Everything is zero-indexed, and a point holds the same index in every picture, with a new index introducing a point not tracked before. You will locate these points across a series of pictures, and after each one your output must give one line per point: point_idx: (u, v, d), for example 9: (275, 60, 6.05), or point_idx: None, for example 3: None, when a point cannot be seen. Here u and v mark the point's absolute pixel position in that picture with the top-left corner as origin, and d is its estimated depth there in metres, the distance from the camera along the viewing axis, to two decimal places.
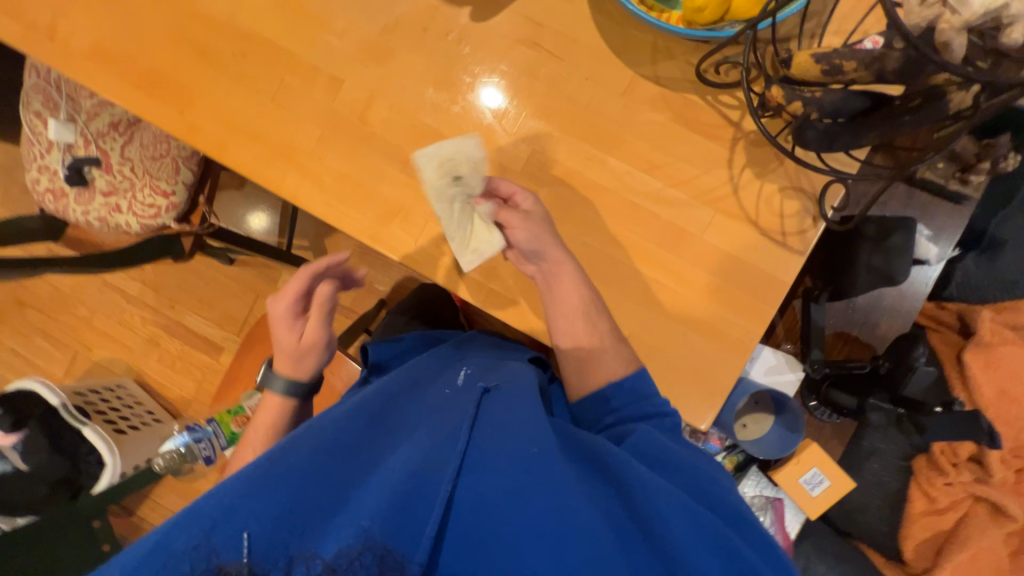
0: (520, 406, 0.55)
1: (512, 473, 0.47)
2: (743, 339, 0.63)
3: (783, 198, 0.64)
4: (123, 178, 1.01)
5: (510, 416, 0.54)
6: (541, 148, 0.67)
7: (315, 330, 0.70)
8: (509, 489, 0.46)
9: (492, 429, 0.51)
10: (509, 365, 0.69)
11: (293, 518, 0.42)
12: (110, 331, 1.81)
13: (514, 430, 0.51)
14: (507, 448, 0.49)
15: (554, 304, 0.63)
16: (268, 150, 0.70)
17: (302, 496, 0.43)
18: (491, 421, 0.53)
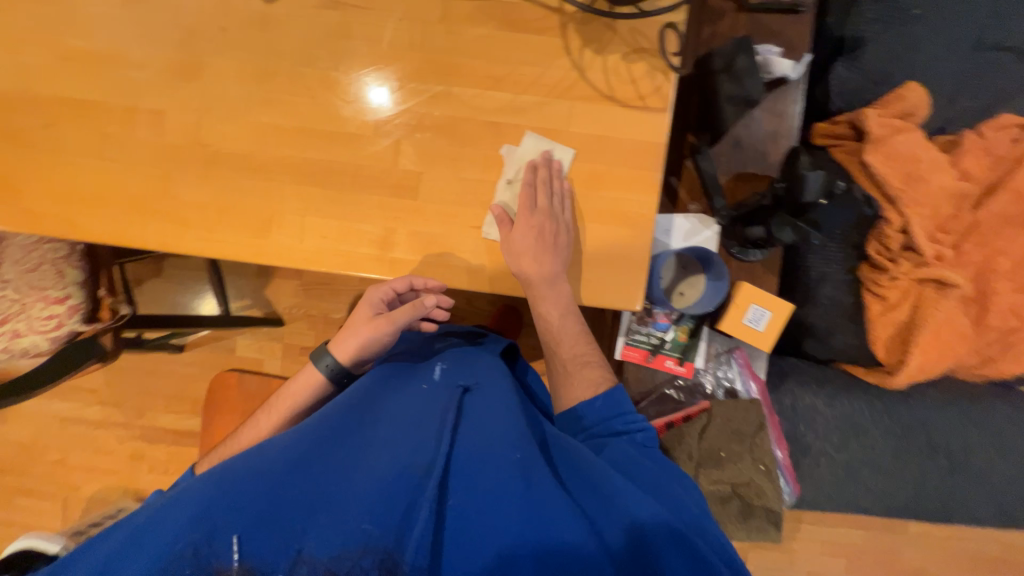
0: (499, 403, 0.59)
1: (496, 482, 0.49)
2: (641, 211, 0.64)
3: (628, 64, 0.64)
4: (10, 302, 0.95)
5: (498, 422, 0.55)
6: (385, 105, 0.65)
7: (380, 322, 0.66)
8: (491, 489, 0.48)
9: (473, 434, 0.53)
10: (483, 360, 0.70)
11: (284, 526, 0.44)
12: (90, 463, 1.74)
13: (499, 425, 0.55)
14: (490, 458, 0.51)
15: (564, 325, 0.69)
16: (119, 209, 0.66)
17: (284, 504, 0.46)
18: (476, 419, 0.56)
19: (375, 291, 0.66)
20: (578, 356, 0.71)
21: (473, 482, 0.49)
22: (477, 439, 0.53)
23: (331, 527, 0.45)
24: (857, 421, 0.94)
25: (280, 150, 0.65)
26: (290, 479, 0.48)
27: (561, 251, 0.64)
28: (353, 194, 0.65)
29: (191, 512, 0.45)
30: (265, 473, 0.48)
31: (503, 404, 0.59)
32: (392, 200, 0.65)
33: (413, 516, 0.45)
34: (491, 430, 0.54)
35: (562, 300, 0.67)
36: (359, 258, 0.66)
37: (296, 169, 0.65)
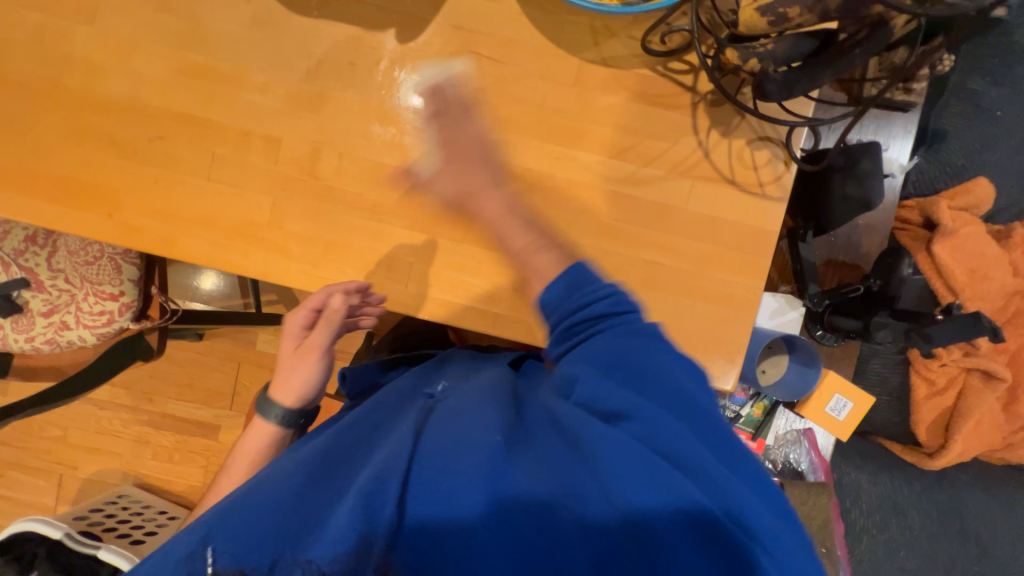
0: (475, 394, 0.53)
1: (463, 465, 0.42)
2: (748, 295, 0.65)
3: (753, 151, 0.64)
4: (61, 292, 0.92)
5: (475, 408, 0.49)
6: (508, 159, 0.64)
7: (313, 340, 0.65)
8: (449, 469, 0.43)
9: (446, 422, 0.48)
10: (491, 368, 0.64)
11: (258, 536, 0.42)
12: (91, 443, 1.69)
13: (473, 411, 0.49)
14: (467, 441, 0.44)
15: (506, 226, 0.61)
16: (220, 231, 0.64)
17: (252, 526, 0.42)
18: (453, 409, 0.51)
19: (293, 317, 0.66)
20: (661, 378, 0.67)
21: (434, 468, 0.43)
22: (444, 424, 0.48)
23: (303, 534, 0.41)
24: (897, 500, 1.02)
25: (395, 192, 0.64)
26: (259, 497, 0.45)
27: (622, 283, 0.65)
28: (464, 245, 0.65)
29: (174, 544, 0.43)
30: (240, 494, 0.46)
31: (487, 392, 0.53)
32: (502, 255, 0.65)
33: (381, 506, 0.41)
34: (459, 412, 0.49)
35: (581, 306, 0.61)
36: (463, 310, 0.65)
37: (409, 212, 0.65)
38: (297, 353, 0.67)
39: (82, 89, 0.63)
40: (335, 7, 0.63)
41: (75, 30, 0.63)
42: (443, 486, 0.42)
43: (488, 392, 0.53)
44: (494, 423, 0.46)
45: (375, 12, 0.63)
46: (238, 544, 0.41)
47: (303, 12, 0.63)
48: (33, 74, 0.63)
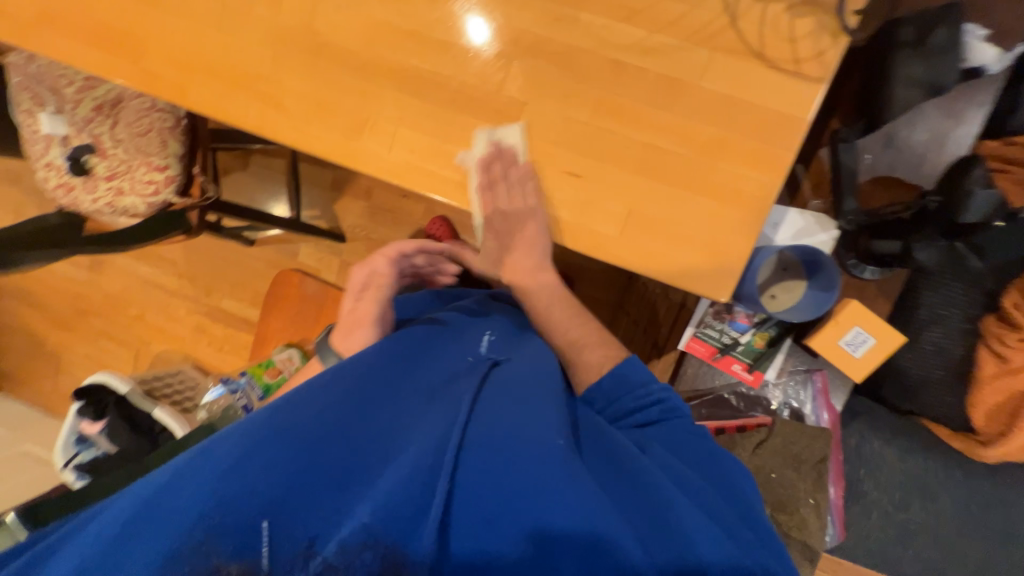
0: (525, 384, 0.55)
1: (509, 471, 0.45)
2: (759, 192, 0.57)
3: (792, 18, 0.54)
4: (119, 160, 1.03)
5: (529, 407, 0.52)
6: (504, 20, 0.60)
7: (368, 305, 0.70)
8: (505, 471, 0.45)
9: (494, 415, 0.50)
10: (526, 344, 0.67)
11: (297, 497, 0.42)
12: (161, 326, 1.94)
13: (524, 406, 0.51)
14: (518, 445, 0.46)
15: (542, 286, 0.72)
16: (227, 84, 0.67)
17: (298, 485, 0.43)
18: (494, 402, 0.52)
19: (357, 273, 0.73)
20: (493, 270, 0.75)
21: (491, 462, 0.45)
22: (492, 416, 0.50)
23: (345, 506, 0.43)
24: (924, 482, 0.87)
25: (387, 51, 0.63)
26: (298, 433, 0.47)
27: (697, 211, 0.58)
28: (450, 111, 0.62)
29: (201, 474, 0.43)
30: (288, 435, 0.47)
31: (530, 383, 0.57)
32: (489, 126, 0.61)
33: (427, 500, 0.43)
34: (514, 404, 0.52)
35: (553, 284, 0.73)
36: (443, 181, 0.63)
37: (398, 74, 0.63)
38: (354, 316, 0.71)
39: None
40: None
41: None
42: (491, 489, 0.44)
43: (540, 388, 0.55)
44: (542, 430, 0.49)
45: None
46: (273, 491, 0.42)
47: None
48: None
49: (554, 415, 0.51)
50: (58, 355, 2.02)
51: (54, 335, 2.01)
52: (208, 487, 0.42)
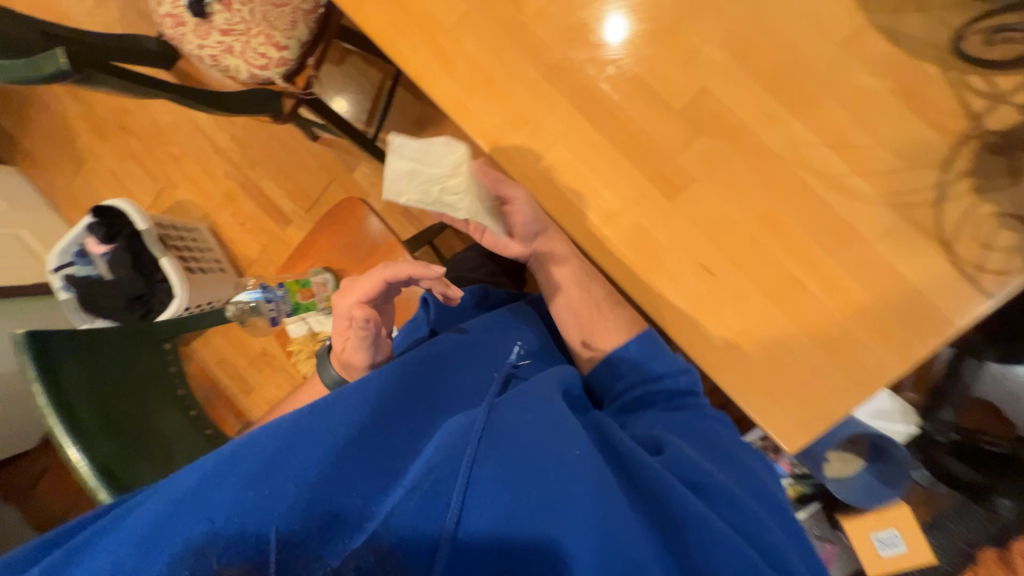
0: (547, 386, 0.51)
1: (529, 480, 0.40)
2: (876, 373, 0.55)
3: (996, 226, 0.51)
4: (241, 19, 0.97)
5: (533, 402, 0.48)
6: (712, 88, 0.56)
7: (351, 354, 0.62)
8: (526, 477, 0.40)
9: (511, 415, 0.45)
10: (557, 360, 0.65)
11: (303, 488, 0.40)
12: (194, 177, 1.89)
13: (539, 407, 0.47)
14: (532, 449, 0.42)
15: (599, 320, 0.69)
16: (405, 18, 0.62)
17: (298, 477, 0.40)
18: (515, 404, 0.47)
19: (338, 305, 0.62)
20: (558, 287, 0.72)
21: (508, 457, 0.41)
22: (509, 412, 0.46)
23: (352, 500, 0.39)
24: None
25: (582, 63, 0.59)
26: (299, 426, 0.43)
27: (809, 365, 0.56)
28: (614, 151, 0.59)
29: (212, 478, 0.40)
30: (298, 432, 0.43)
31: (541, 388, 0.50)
32: (646, 184, 0.58)
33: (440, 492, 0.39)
34: (530, 403, 0.47)
35: (575, 270, 0.73)
36: (575, 214, 0.60)
37: (582, 92, 0.59)
38: (342, 348, 0.63)
39: None
40: None
41: None
42: (506, 492, 0.40)
43: (552, 388, 0.51)
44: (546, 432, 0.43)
45: None
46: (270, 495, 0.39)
47: None
48: None
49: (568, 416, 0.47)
50: (83, 158, 1.96)
51: (87, 138, 1.95)
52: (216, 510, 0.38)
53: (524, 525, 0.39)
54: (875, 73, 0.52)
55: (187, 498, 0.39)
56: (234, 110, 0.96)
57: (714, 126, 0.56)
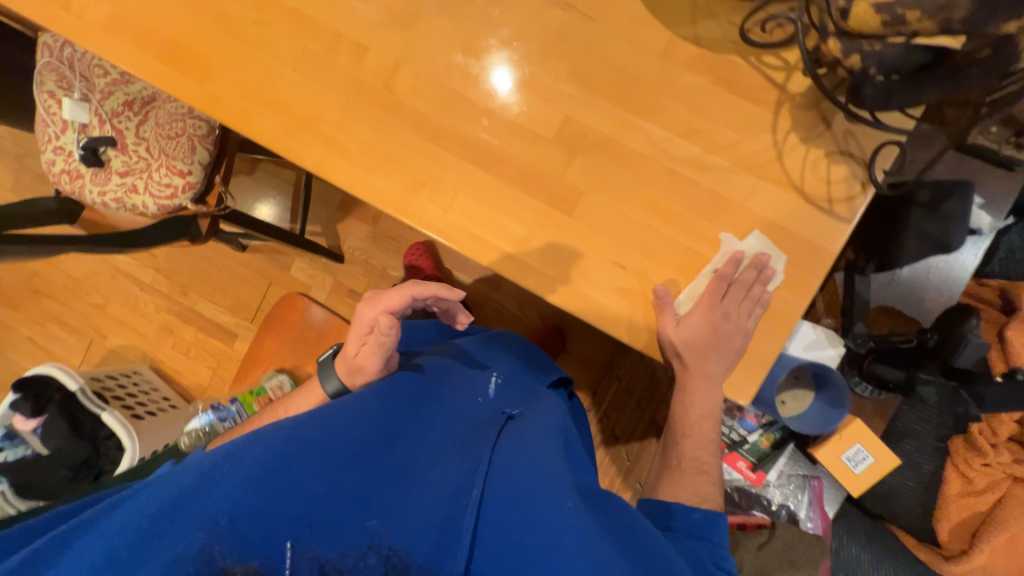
0: (541, 435, 0.60)
1: (527, 520, 0.48)
2: (787, 312, 0.62)
3: (829, 164, 0.61)
4: (138, 158, 1.00)
5: (537, 453, 0.55)
6: (574, 114, 0.64)
7: (366, 360, 0.64)
8: (526, 515, 0.48)
9: (512, 463, 0.53)
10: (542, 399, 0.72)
11: (318, 515, 0.47)
12: (124, 319, 1.82)
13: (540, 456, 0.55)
14: (532, 494, 0.50)
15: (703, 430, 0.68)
16: (292, 122, 0.68)
17: (316, 502, 0.48)
18: (514, 454, 0.55)
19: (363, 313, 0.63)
20: (705, 413, 0.67)
21: (508, 505, 0.49)
22: (514, 460, 0.54)
23: (361, 528, 0.47)
24: None
25: (460, 121, 0.66)
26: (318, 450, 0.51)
27: (730, 322, 0.62)
28: (510, 187, 0.65)
29: (230, 476, 0.48)
30: (315, 450, 0.51)
31: (534, 443, 0.57)
32: (545, 208, 0.65)
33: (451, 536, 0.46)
34: (529, 452, 0.55)
35: (709, 398, 0.66)
36: (493, 251, 0.65)
37: (467, 144, 0.66)
38: (359, 357, 0.66)
39: None
40: None
41: None
42: (504, 531, 0.47)
43: (547, 436, 0.60)
44: (541, 484, 0.51)
45: None
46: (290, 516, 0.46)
47: None
48: None
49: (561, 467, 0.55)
50: None
51: None
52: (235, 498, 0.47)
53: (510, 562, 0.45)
54: (696, 71, 0.62)
55: (196, 488, 0.47)
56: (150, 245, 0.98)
57: (586, 145, 0.64)
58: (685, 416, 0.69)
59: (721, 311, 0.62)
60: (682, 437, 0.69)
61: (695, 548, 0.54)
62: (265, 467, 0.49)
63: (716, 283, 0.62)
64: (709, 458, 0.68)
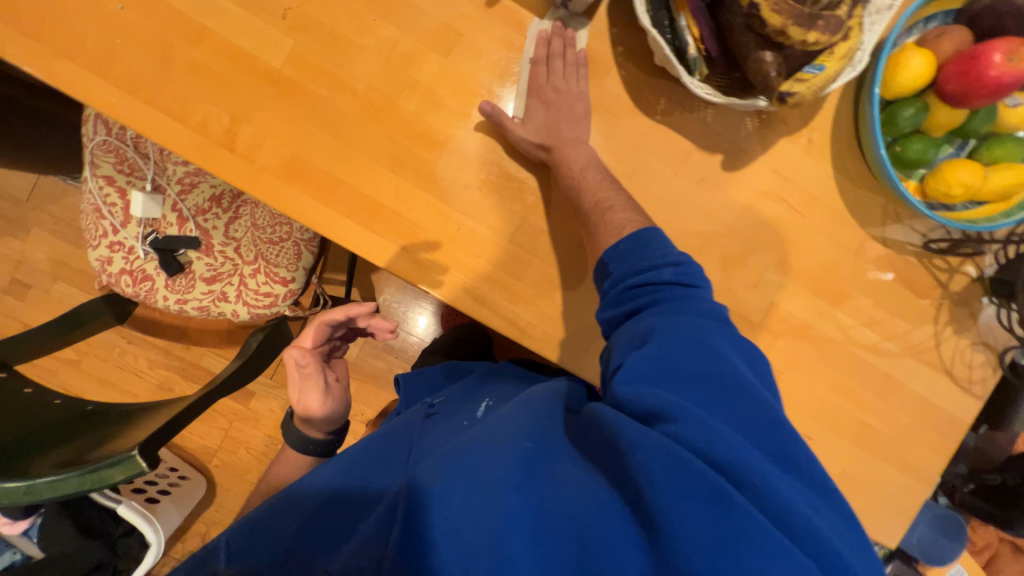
0: (512, 410, 0.60)
1: (470, 475, 0.49)
2: (934, 474, 0.74)
3: (972, 352, 0.73)
4: (227, 261, 0.87)
5: (487, 433, 0.55)
6: (777, 300, 0.69)
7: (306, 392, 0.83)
8: (460, 473, 0.50)
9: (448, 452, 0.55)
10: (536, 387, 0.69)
11: (308, 537, 0.54)
12: (106, 377, 1.55)
13: (498, 429, 0.56)
14: (474, 458, 0.51)
15: (586, 177, 0.62)
16: (504, 293, 0.65)
17: (321, 524, 0.56)
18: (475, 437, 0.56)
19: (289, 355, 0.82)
20: (600, 201, 0.61)
21: (444, 474, 0.51)
22: (464, 444, 0.55)
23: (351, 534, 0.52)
24: None
25: None
26: (306, 496, 0.60)
27: (888, 482, 0.73)
28: None
29: (249, 528, 0.58)
30: (286, 503, 0.60)
31: (521, 410, 0.59)
32: None
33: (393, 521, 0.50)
34: (496, 428, 0.56)
35: (584, 154, 0.63)
36: None
37: None
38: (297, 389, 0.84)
39: (415, 116, 0.62)
40: (676, 117, 0.65)
41: (426, 58, 0.61)
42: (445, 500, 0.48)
43: (519, 409, 0.59)
44: (504, 434, 0.54)
45: (709, 133, 0.66)
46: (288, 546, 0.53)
47: (647, 113, 0.65)
48: (371, 86, 0.61)
49: (527, 425, 0.55)
50: None
51: None
52: (255, 531, 0.57)
53: (474, 512, 0.46)
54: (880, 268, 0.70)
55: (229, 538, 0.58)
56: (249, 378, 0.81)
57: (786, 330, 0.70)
58: (578, 196, 0.62)
59: (551, 87, 0.62)
60: (614, 205, 0.61)
61: (669, 349, 0.52)
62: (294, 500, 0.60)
63: (537, 69, 0.62)
64: (615, 195, 0.62)
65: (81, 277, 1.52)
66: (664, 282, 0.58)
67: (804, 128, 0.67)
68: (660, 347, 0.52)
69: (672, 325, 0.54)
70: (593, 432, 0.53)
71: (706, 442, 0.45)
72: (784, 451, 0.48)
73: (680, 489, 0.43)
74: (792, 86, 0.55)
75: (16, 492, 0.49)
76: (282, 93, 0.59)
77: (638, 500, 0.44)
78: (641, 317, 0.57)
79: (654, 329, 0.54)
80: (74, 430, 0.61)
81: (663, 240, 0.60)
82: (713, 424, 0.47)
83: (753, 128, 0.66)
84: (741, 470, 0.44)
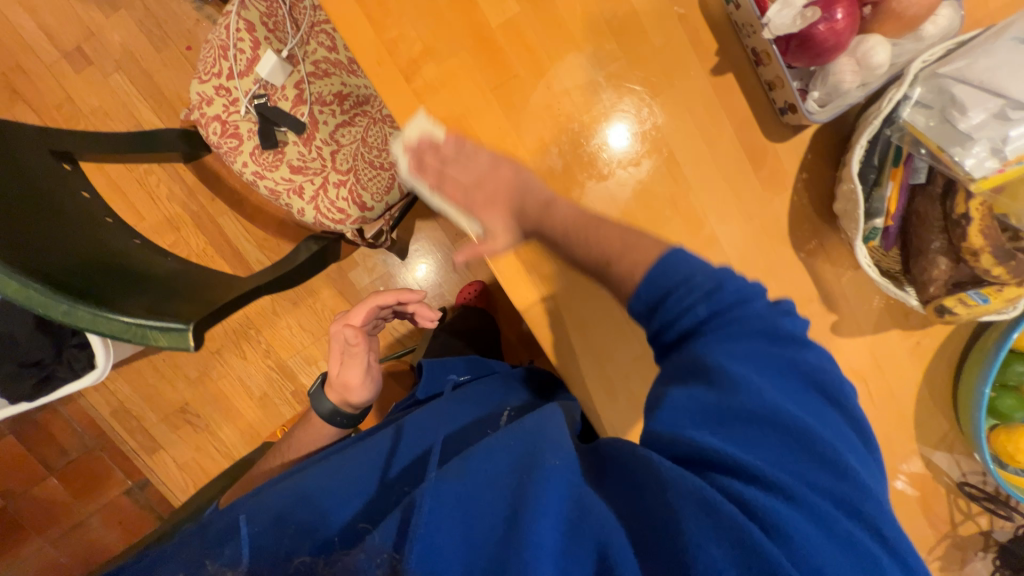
0: (527, 425, 0.53)
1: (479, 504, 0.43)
2: None
3: None
4: (319, 161, 0.83)
5: (496, 449, 0.49)
6: None
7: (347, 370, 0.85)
8: (465, 494, 0.44)
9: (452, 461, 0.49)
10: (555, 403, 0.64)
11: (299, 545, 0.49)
12: (122, 186, 1.49)
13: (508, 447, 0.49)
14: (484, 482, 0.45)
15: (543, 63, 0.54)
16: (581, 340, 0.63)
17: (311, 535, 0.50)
18: (484, 448, 0.49)
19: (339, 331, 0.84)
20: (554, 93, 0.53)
21: (441, 487, 0.44)
22: (471, 454, 0.49)
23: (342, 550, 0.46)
24: None
25: None
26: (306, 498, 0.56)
27: None
28: None
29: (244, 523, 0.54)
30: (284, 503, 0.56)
31: (538, 422, 0.54)
32: None
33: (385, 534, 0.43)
34: (506, 444, 0.49)
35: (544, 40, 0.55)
36: None
37: None
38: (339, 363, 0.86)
39: (591, 137, 0.59)
40: (818, 262, 0.64)
41: (629, 90, 0.59)
42: (444, 522, 0.41)
43: (535, 427, 0.53)
44: (528, 450, 0.47)
45: (837, 291, 0.65)
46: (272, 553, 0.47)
47: (796, 245, 0.63)
48: (567, 89, 0.58)
49: (545, 445, 0.48)
50: None
51: None
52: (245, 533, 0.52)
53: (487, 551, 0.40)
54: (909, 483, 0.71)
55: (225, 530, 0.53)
56: (294, 282, 0.79)
57: None
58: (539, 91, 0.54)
59: None
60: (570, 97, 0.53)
61: (730, 406, 0.41)
62: (299, 501, 0.56)
63: (676, 91, 0.59)
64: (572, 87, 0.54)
65: (145, 80, 1.44)
66: (701, 293, 0.44)
67: (920, 329, 0.67)
68: (716, 402, 0.41)
69: (716, 353, 0.43)
70: (618, 459, 0.47)
71: (754, 493, 0.39)
72: (860, 509, 0.40)
73: (713, 536, 0.37)
74: (953, 305, 0.54)
75: (56, 307, 0.46)
76: (482, 52, 0.57)
77: (678, 550, 0.38)
78: (696, 346, 0.44)
79: (707, 362, 0.43)
80: (111, 258, 0.57)
81: (689, 262, 0.47)
82: (768, 470, 0.40)
83: (876, 309, 0.66)
84: (800, 537, 0.38)
